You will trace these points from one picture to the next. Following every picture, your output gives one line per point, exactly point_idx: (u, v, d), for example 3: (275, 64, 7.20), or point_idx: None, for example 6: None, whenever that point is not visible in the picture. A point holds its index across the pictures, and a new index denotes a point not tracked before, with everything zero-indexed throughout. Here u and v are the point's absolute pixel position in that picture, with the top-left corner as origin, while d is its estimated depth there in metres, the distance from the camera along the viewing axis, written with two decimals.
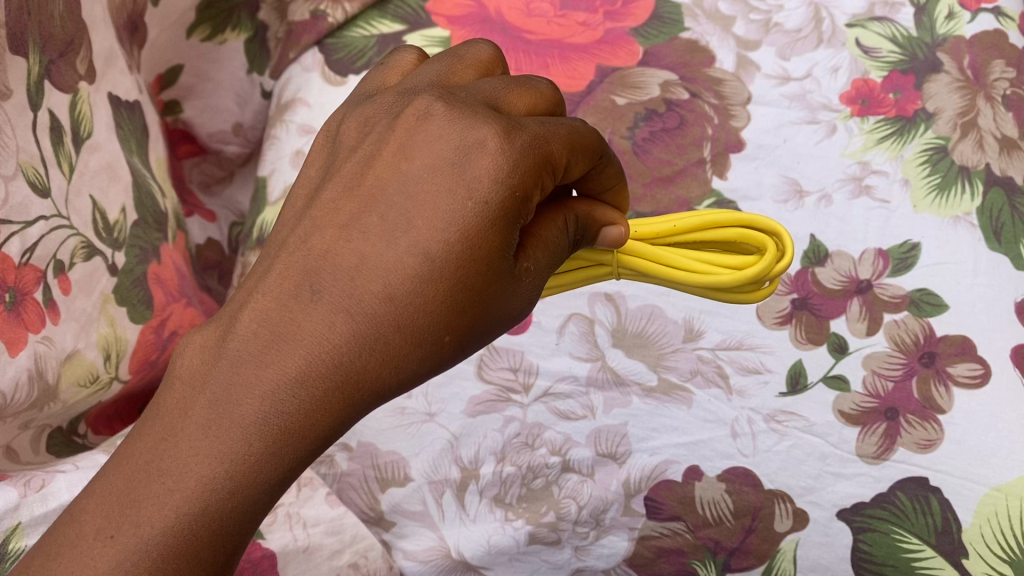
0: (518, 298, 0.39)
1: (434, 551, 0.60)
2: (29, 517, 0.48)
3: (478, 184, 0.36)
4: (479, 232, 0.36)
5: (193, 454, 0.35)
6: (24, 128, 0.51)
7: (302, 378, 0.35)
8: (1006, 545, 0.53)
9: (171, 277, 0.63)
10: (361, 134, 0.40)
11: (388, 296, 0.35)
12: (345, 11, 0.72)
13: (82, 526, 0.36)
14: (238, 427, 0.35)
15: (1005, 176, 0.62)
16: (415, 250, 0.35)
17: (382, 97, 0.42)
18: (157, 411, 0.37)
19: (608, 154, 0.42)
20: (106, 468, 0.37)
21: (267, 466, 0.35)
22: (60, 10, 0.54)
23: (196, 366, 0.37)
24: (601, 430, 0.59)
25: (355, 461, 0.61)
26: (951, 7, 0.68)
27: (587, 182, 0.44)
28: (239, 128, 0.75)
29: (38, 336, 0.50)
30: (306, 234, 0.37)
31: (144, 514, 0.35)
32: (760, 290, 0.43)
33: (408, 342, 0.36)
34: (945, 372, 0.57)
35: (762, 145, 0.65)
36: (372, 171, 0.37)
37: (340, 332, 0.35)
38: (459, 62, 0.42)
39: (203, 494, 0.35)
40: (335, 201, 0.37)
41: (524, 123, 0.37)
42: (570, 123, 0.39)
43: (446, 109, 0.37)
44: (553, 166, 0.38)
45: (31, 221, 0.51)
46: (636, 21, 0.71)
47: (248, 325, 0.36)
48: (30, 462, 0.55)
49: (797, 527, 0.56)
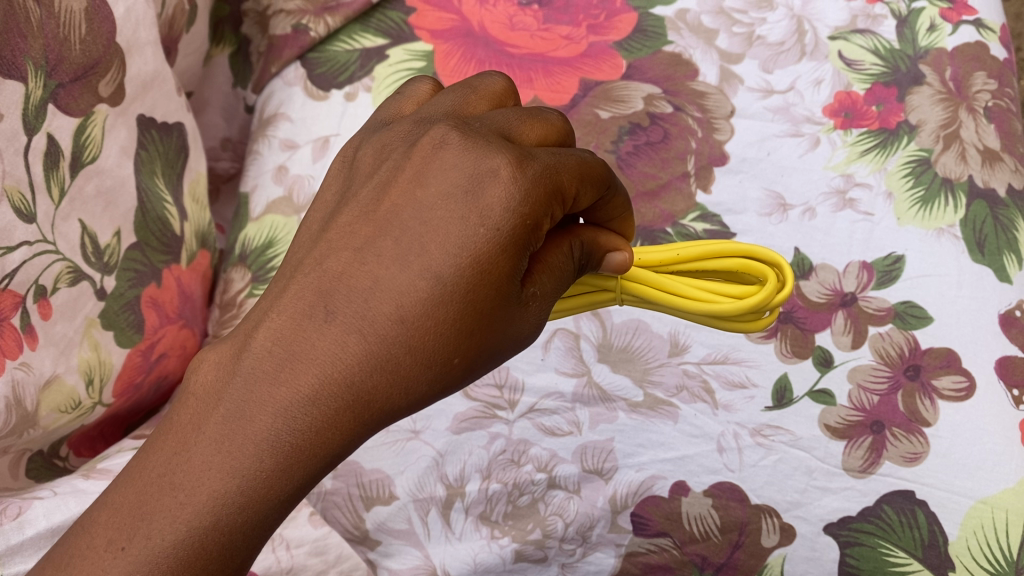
0: (524, 323, 0.38)
1: (420, 570, 0.59)
2: (5, 546, 0.47)
3: (490, 212, 0.35)
4: (491, 258, 0.35)
5: (205, 468, 0.34)
6: (14, 153, 0.49)
7: (315, 397, 0.34)
8: (992, 557, 0.53)
9: (170, 299, 0.62)
10: (377, 161, 0.40)
11: (401, 318, 0.35)
12: (327, 25, 0.72)
13: (95, 537, 0.35)
14: (251, 443, 0.34)
15: (988, 187, 0.62)
16: (427, 273, 0.35)
17: (399, 124, 0.41)
18: (170, 425, 0.36)
19: (617, 184, 0.42)
20: (117, 482, 0.36)
21: (280, 484, 0.34)
22: (78, 35, 0.53)
23: (211, 382, 0.36)
24: (588, 445, 0.59)
25: (340, 480, 0.60)
26: (933, 19, 0.68)
27: (597, 211, 0.43)
28: (227, 142, 0.76)
29: (16, 363, 0.49)
30: (321, 256, 0.37)
31: (156, 528, 0.34)
32: (760, 319, 0.43)
33: (419, 363, 0.35)
34: (931, 385, 0.57)
35: (745, 159, 0.65)
36: (389, 195, 0.37)
37: (353, 351, 0.35)
38: (473, 93, 0.42)
39: (215, 509, 0.34)
40: (351, 225, 0.37)
41: (536, 153, 0.37)
42: (579, 154, 0.39)
43: (461, 139, 0.37)
44: (562, 196, 0.37)
45: (13, 247, 0.49)
46: (619, 34, 0.71)
47: (263, 343, 0.35)
48: (9, 487, 0.53)
49: (785, 542, 0.56)
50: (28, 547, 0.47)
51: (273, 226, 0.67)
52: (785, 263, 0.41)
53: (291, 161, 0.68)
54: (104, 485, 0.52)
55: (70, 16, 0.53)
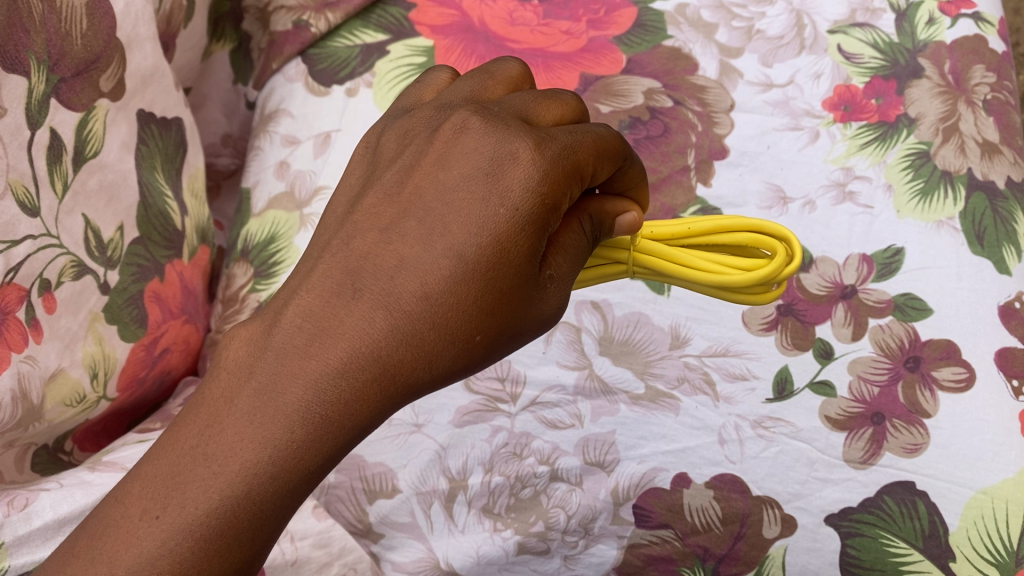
0: (544, 304, 0.39)
1: (423, 563, 0.60)
2: (12, 537, 0.47)
3: (511, 192, 0.36)
4: (511, 237, 0.36)
5: (238, 439, 0.35)
6: (18, 147, 0.50)
7: (343, 371, 0.35)
8: (992, 547, 0.54)
9: (173, 294, 0.63)
10: (401, 146, 0.40)
11: (425, 295, 0.35)
12: (328, 21, 0.72)
13: (129, 506, 0.36)
14: (282, 415, 0.35)
15: (987, 180, 0.62)
16: (450, 252, 0.35)
17: (421, 111, 0.41)
18: (203, 399, 0.36)
19: (631, 156, 0.42)
20: (151, 452, 0.37)
21: (309, 455, 0.35)
22: (80, 29, 0.54)
23: (242, 357, 0.36)
24: (589, 438, 0.59)
25: (342, 473, 0.60)
26: (932, 13, 0.69)
27: (608, 185, 0.43)
28: (228, 138, 0.76)
29: (20, 357, 0.49)
30: (348, 237, 0.37)
31: (190, 497, 0.35)
32: (767, 292, 0.44)
33: (443, 339, 0.36)
34: (931, 376, 0.57)
35: (745, 152, 0.65)
36: (414, 178, 0.37)
37: (380, 327, 0.35)
38: (491, 78, 0.42)
39: (246, 479, 0.34)
40: (376, 207, 0.37)
41: (554, 133, 0.37)
42: (595, 130, 0.39)
43: (482, 123, 0.37)
44: (581, 174, 0.38)
45: (17, 241, 0.49)
46: (619, 29, 0.71)
47: (293, 319, 0.36)
48: (14, 481, 0.53)
49: (786, 533, 0.56)
50: (35, 539, 0.48)
51: (275, 221, 0.67)
52: (794, 236, 0.41)
53: (293, 156, 0.69)
54: (110, 478, 0.52)
55: (71, 11, 0.53)
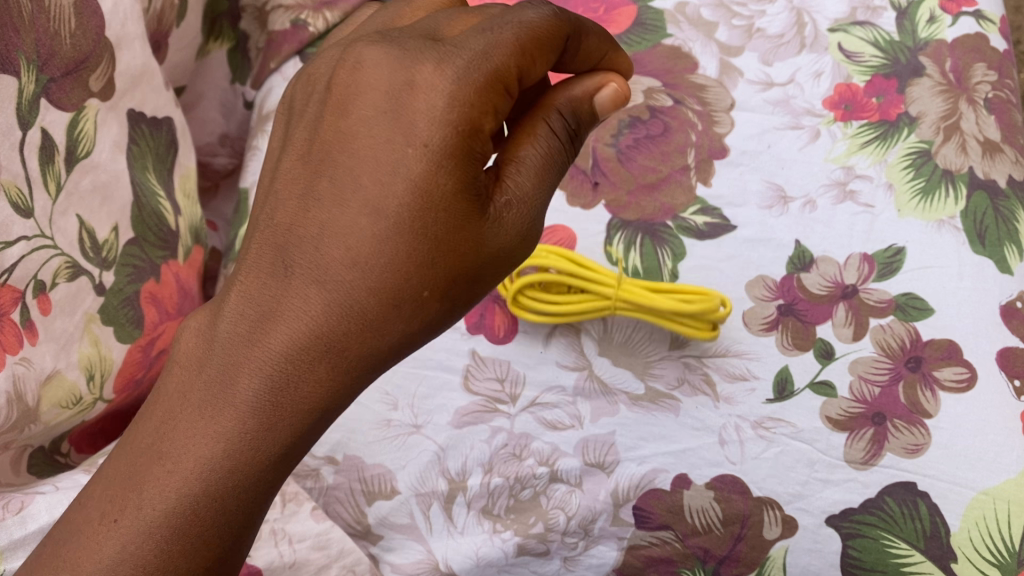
0: (501, 233, 0.37)
1: (423, 564, 0.59)
2: (6, 541, 0.47)
3: (419, 131, 0.35)
4: (429, 179, 0.35)
5: (190, 435, 0.37)
6: (8, 147, 0.49)
7: (286, 356, 0.36)
8: (994, 549, 0.53)
9: (169, 295, 0.63)
10: (307, 93, 0.40)
11: (355, 263, 0.36)
12: (326, 20, 0.72)
13: (92, 511, 0.39)
14: (232, 407, 0.37)
15: (989, 179, 0.62)
16: (369, 211, 0.36)
17: (330, 49, 0.41)
18: (159, 398, 0.39)
19: (580, 24, 0.38)
20: (114, 456, 0.40)
21: (264, 441, 0.37)
22: (69, 29, 0.53)
23: (192, 353, 0.39)
24: (589, 439, 0.59)
25: (342, 474, 0.59)
26: (933, 11, 0.68)
27: (566, 65, 0.40)
28: (225, 138, 0.75)
29: (16, 359, 0.49)
30: (270, 213, 0.38)
31: (147, 498, 0.37)
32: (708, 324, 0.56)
33: (385, 305, 0.36)
34: (932, 376, 0.57)
35: (746, 152, 0.65)
36: (321, 133, 0.38)
37: (315, 307, 0.36)
38: (410, 9, 0.43)
39: (203, 474, 0.37)
40: (292, 171, 0.38)
41: (460, 46, 0.36)
42: (518, 19, 0.36)
43: (377, 55, 0.37)
44: (503, 85, 0.36)
45: (10, 242, 0.49)
46: (618, 28, 0.71)
47: (232, 311, 0.38)
48: (11, 483, 0.54)
49: (786, 535, 0.56)
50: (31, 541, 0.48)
51: None
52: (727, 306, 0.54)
53: None
54: None
55: (60, 10, 0.52)
